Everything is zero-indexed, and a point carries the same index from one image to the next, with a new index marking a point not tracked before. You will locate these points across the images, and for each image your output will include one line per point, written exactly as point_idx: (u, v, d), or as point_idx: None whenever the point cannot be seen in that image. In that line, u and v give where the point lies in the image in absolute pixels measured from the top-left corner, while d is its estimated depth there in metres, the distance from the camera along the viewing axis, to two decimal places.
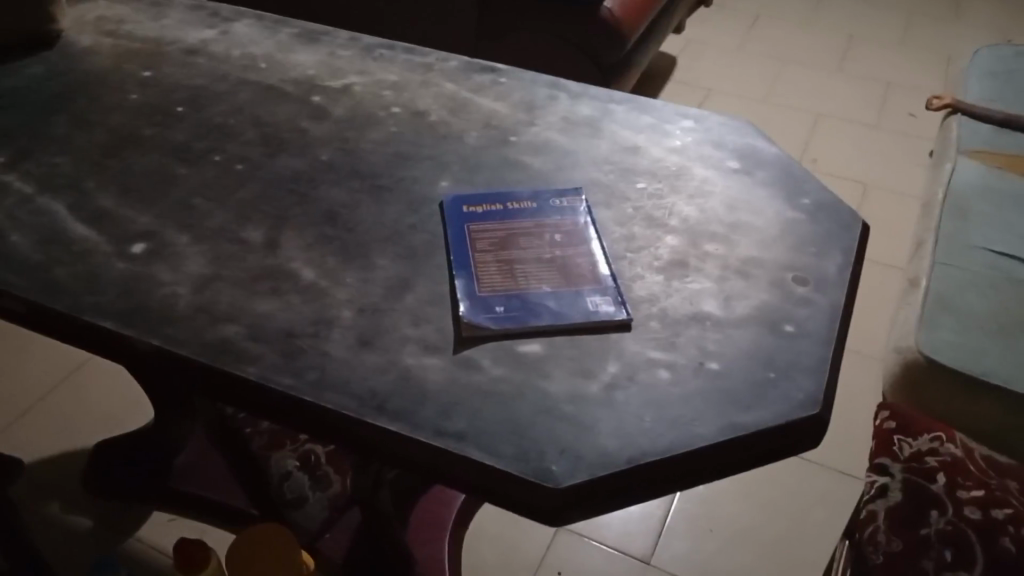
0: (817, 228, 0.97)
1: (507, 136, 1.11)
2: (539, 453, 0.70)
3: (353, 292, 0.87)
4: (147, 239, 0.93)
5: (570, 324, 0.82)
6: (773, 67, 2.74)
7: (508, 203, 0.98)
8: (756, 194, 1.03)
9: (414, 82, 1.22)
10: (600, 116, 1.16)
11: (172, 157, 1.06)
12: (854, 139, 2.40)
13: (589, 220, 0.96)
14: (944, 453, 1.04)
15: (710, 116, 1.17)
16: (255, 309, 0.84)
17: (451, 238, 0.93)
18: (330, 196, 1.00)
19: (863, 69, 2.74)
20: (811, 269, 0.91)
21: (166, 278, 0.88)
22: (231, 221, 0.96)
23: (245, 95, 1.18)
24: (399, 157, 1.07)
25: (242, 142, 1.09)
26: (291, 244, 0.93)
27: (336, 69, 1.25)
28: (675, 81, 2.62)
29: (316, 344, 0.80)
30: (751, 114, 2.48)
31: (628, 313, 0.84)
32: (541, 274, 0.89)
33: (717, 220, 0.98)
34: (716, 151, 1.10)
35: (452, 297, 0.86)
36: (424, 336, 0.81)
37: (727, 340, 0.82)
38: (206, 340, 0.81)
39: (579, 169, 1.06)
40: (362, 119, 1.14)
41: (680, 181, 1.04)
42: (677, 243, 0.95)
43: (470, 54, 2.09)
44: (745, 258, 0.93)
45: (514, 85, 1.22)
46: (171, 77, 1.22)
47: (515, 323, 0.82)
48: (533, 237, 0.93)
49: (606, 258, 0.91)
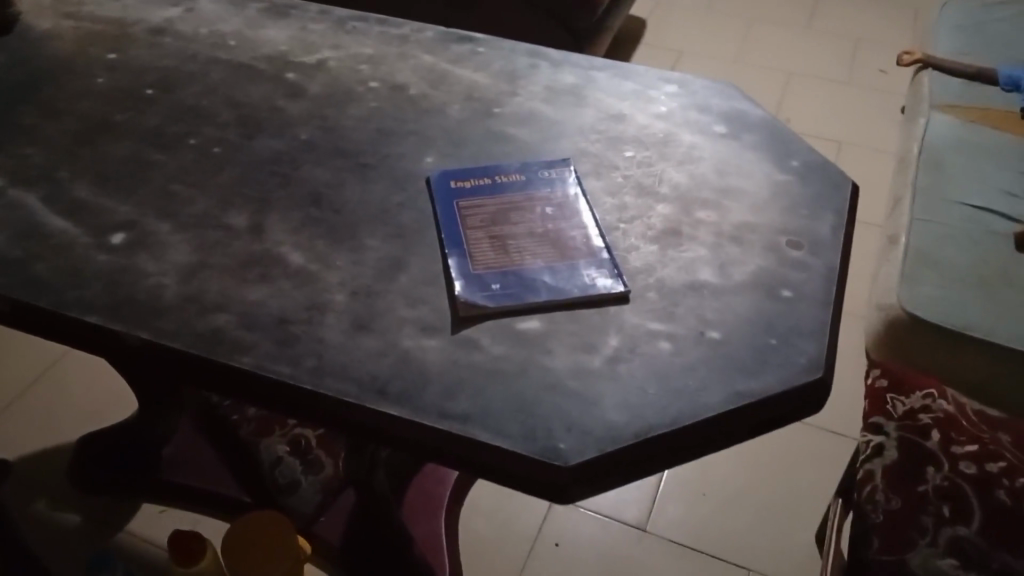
0: (809, 190, 0.97)
1: (490, 108, 1.09)
2: (546, 429, 0.70)
3: (345, 274, 0.85)
4: (127, 229, 0.90)
5: (568, 299, 0.82)
6: (742, 28, 2.72)
7: (496, 178, 0.97)
8: (745, 157, 1.02)
9: (390, 54, 1.19)
10: (583, 83, 1.14)
11: (146, 143, 1.03)
12: (826, 98, 2.39)
13: (579, 192, 0.95)
14: (937, 409, 1.05)
15: (693, 79, 1.16)
16: (246, 297, 0.82)
17: (441, 215, 0.91)
18: (314, 176, 0.98)
19: (832, 25, 2.73)
20: (805, 231, 0.91)
21: (150, 268, 0.86)
22: (213, 207, 0.93)
23: (217, 74, 1.15)
24: (381, 133, 1.05)
25: (217, 124, 1.06)
26: (277, 227, 0.90)
27: (309, 45, 1.21)
28: (646, 45, 2.60)
29: (311, 330, 0.79)
30: (724, 75, 2.47)
31: (625, 285, 0.83)
32: (535, 248, 0.88)
33: (707, 186, 0.97)
34: (703, 115, 1.09)
35: (447, 276, 0.84)
36: (422, 317, 0.80)
37: (726, 307, 0.82)
38: (198, 331, 0.79)
39: (566, 139, 1.04)
40: (341, 96, 1.11)
41: (668, 148, 1.03)
42: (670, 211, 0.94)
43: (439, 23, 2.05)
44: (738, 223, 0.92)
45: (494, 55, 1.20)
46: (139, 59, 1.18)
47: (513, 300, 0.81)
48: (524, 211, 0.92)
49: (599, 230, 0.90)
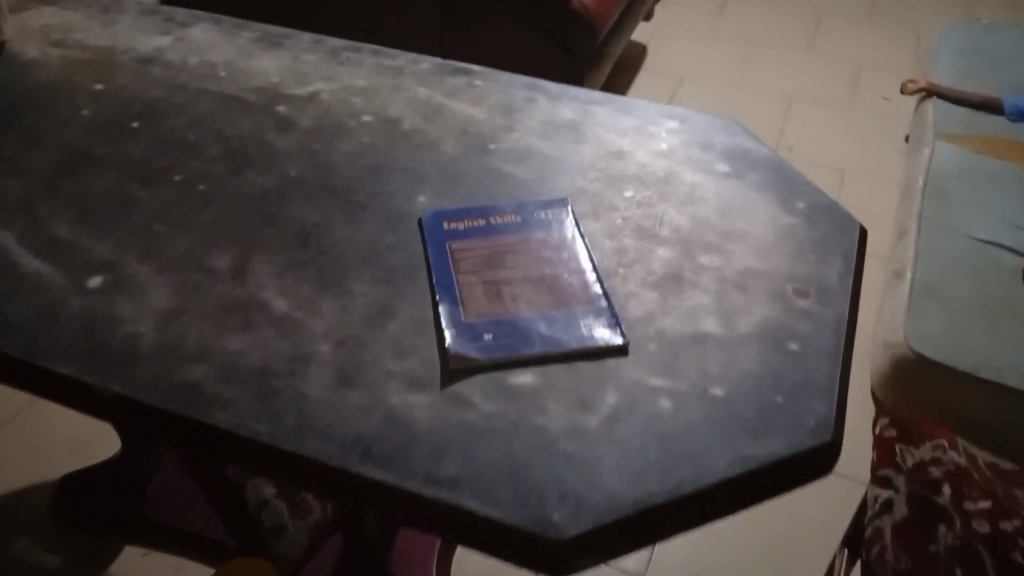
0: (816, 234, 0.93)
1: (485, 143, 1.06)
2: (539, 497, 0.66)
3: (331, 322, 0.81)
4: (106, 270, 0.87)
5: (564, 350, 0.78)
6: (743, 51, 2.69)
7: (491, 218, 0.93)
8: (749, 198, 0.98)
9: (384, 87, 1.16)
10: (582, 118, 1.11)
11: (128, 178, 0.99)
12: (828, 125, 2.35)
13: (577, 234, 0.92)
14: (948, 461, 1.02)
15: (694, 114, 1.12)
16: (225, 347, 0.78)
17: (432, 258, 0.88)
18: (303, 214, 0.94)
19: (834, 51, 2.70)
20: (812, 278, 0.87)
21: (127, 313, 0.82)
22: (195, 247, 0.89)
23: (205, 106, 1.11)
24: (373, 169, 1.01)
25: (204, 158, 1.02)
26: (261, 270, 0.87)
27: (301, 76, 1.18)
28: (647, 69, 2.57)
29: (293, 384, 0.75)
30: (725, 101, 2.43)
31: (624, 336, 0.80)
32: (530, 295, 0.84)
33: (709, 228, 0.94)
34: (705, 153, 1.05)
35: (438, 324, 0.80)
36: (410, 370, 0.76)
37: (730, 361, 0.78)
38: (174, 384, 0.75)
39: (563, 177, 1.01)
40: (333, 129, 1.08)
41: (670, 187, 0.99)
42: (671, 255, 0.90)
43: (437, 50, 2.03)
44: (742, 269, 0.88)
45: (491, 88, 1.16)
46: (126, 89, 1.15)
47: (506, 351, 0.77)
48: (519, 254, 0.88)
49: (598, 276, 0.87)
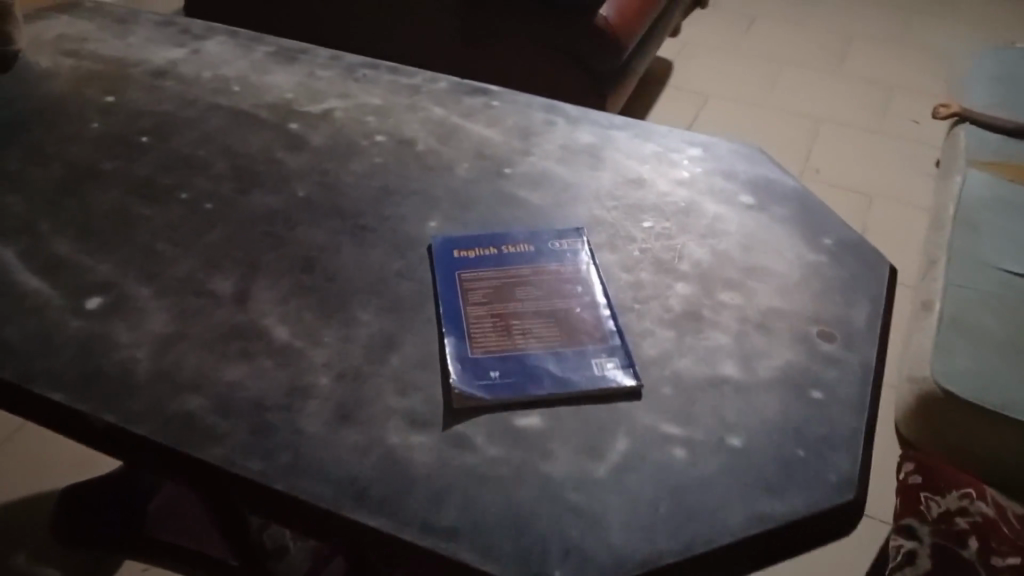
0: (842, 272, 0.89)
1: (500, 167, 1.03)
2: (542, 552, 0.62)
3: (333, 352, 0.78)
4: (105, 291, 0.84)
5: (573, 392, 0.74)
6: (770, 71, 2.64)
7: (504, 247, 0.90)
8: (773, 231, 0.94)
9: (399, 106, 1.13)
10: (601, 143, 1.08)
11: (133, 194, 0.97)
12: (856, 149, 2.30)
13: (592, 266, 0.88)
14: (975, 512, 0.98)
15: (718, 142, 1.09)
16: (222, 377, 0.75)
17: (440, 288, 0.84)
18: (309, 236, 0.91)
19: (863, 72, 2.64)
20: (838, 321, 0.83)
21: (123, 338, 0.79)
22: (196, 268, 0.86)
23: (216, 122, 1.09)
24: (384, 192, 0.98)
25: (211, 176, 1.00)
26: (262, 295, 0.83)
27: (315, 92, 1.16)
28: (671, 87, 2.53)
29: (290, 419, 0.72)
30: (749, 122, 2.38)
31: (637, 378, 0.76)
32: (540, 330, 0.80)
33: (730, 263, 0.90)
34: (728, 183, 1.02)
35: (443, 359, 0.77)
36: (412, 408, 0.73)
37: (749, 409, 0.74)
38: (167, 415, 0.72)
39: (580, 205, 0.97)
40: (345, 149, 1.05)
41: (690, 219, 0.96)
42: (690, 291, 0.86)
43: None
44: (764, 308, 0.84)
45: (509, 109, 1.14)
46: (137, 103, 1.13)
47: (513, 391, 0.74)
48: (530, 286, 0.85)
49: (612, 311, 0.83)
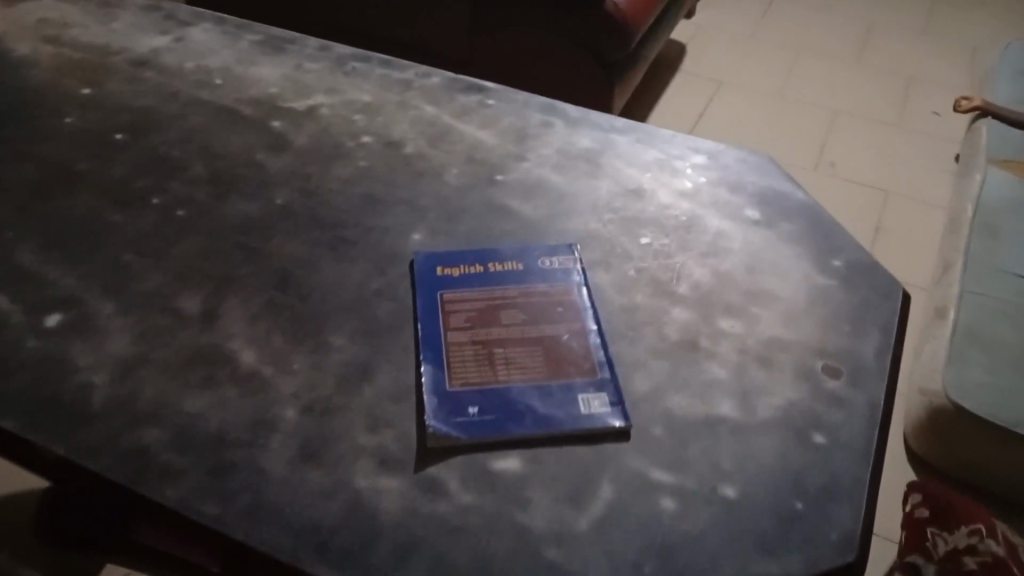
0: (853, 299, 0.83)
1: (493, 173, 0.97)
2: None
3: (301, 382, 0.73)
4: (66, 307, 0.79)
5: (556, 433, 0.69)
6: (785, 59, 2.55)
7: (490, 264, 0.84)
8: (780, 251, 0.88)
9: (389, 104, 1.07)
10: (601, 148, 1.02)
11: (104, 198, 0.91)
12: (872, 141, 2.22)
13: (583, 288, 0.83)
14: (984, 551, 0.94)
15: (725, 150, 1.02)
16: (182, 408, 0.71)
17: (420, 311, 0.79)
18: (285, 249, 0.85)
19: (883, 61, 2.55)
20: (847, 354, 0.77)
21: (82, 361, 0.75)
22: (164, 284, 0.81)
23: (196, 118, 1.03)
24: (366, 199, 0.92)
25: (187, 179, 0.94)
26: (231, 316, 0.78)
27: (302, 87, 1.09)
28: (684, 73, 2.44)
29: (252, 458, 0.67)
30: (764, 111, 2.30)
31: (626, 417, 0.71)
32: (524, 361, 0.75)
33: (733, 287, 0.84)
34: (734, 196, 0.95)
35: (418, 391, 0.72)
36: (382, 447, 0.68)
37: (745, 454, 0.69)
38: (122, 450, 0.68)
39: (575, 218, 0.91)
40: (329, 150, 0.99)
41: (691, 235, 0.90)
42: (688, 317, 0.80)
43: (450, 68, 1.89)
44: (767, 339, 0.79)
45: (504, 109, 1.07)
46: (115, 95, 1.06)
47: (490, 431, 0.69)
48: (517, 309, 0.79)
49: (602, 339, 0.78)
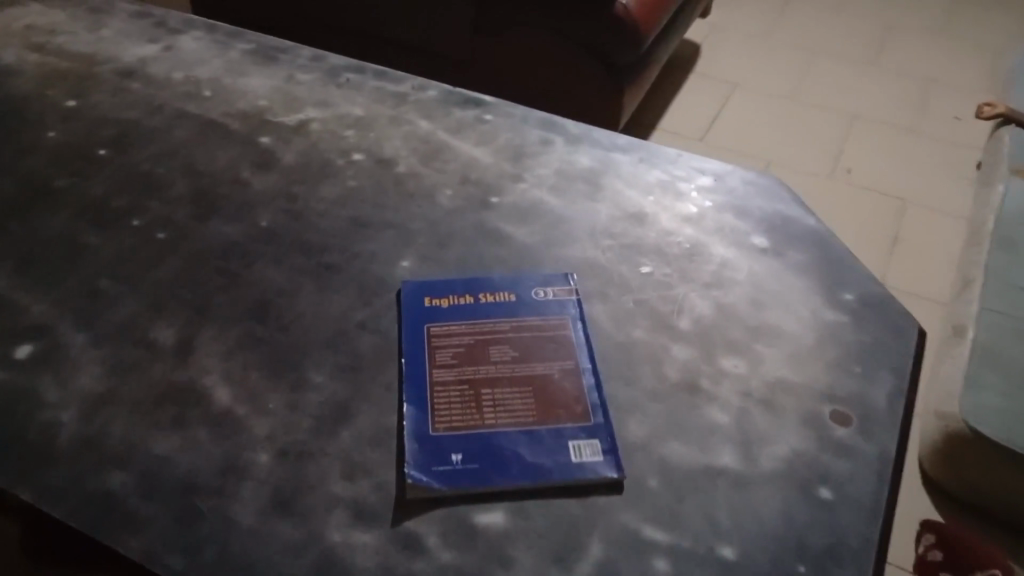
0: (863, 338, 0.78)
1: (487, 195, 0.93)
2: None
3: (277, 423, 0.69)
4: (37, 337, 0.75)
5: (544, 484, 0.65)
6: (800, 61, 2.48)
7: (481, 294, 0.80)
8: (788, 283, 0.84)
9: (382, 118, 1.03)
10: (602, 168, 0.97)
11: (81, 218, 0.87)
12: (890, 146, 2.15)
13: (579, 322, 0.78)
14: None
15: (732, 172, 0.98)
16: (152, 450, 0.67)
17: (405, 347, 0.75)
18: (266, 276, 0.82)
19: (901, 63, 2.49)
20: (855, 399, 0.74)
21: (50, 396, 0.71)
22: (138, 313, 0.78)
23: (181, 133, 0.99)
24: (353, 223, 0.88)
25: (168, 198, 0.90)
26: (207, 349, 0.75)
27: (292, 99, 1.05)
28: (696, 74, 2.39)
29: (220, 507, 0.63)
30: (778, 114, 2.24)
31: (619, 468, 0.67)
32: (512, 403, 0.71)
33: (736, 322, 0.79)
34: (740, 222, 0.91)
35: (399, 435, 0.68)
36: (359, 497, 0.64)
37: (746, 509, 0.65)
38: (87, 496, 0.64)
39: (571, 244, 0.87)
40: (317, 168, 0.95)
41: (694, 264, 0.85)
42: (688, 355, 0.76)
43: (448, 80, 1.80)
44: (771, 381, 0.74)
45: (501, 125, 1.03)
46: (99, 107, 1.03)
47: (474, 482, 0.65)
48: (507, 345, 0.75)
49: (597, 379, 0.73)
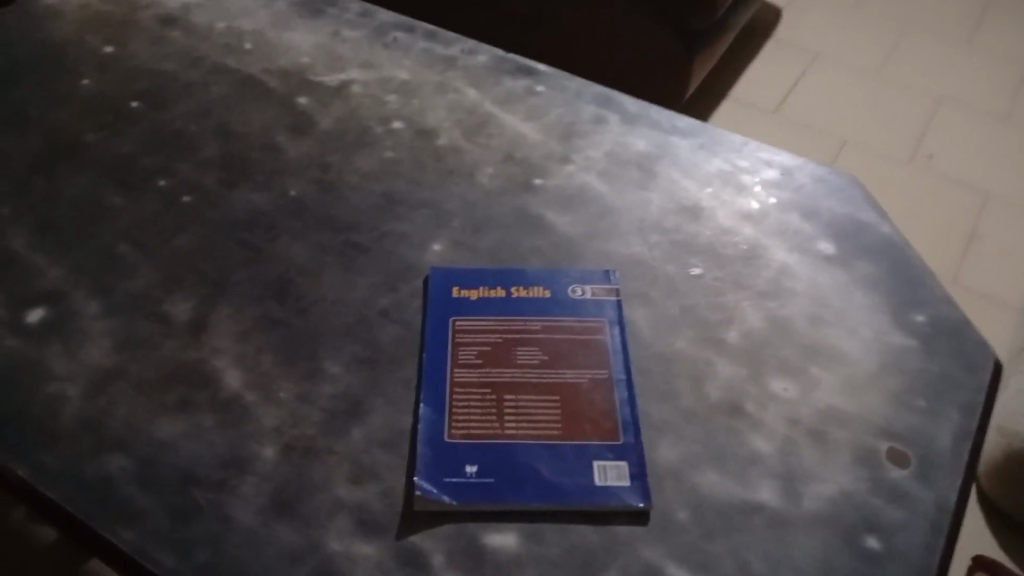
0: (930, 368, 0.71)
1: (531, 177, 0.87)
2: None
3: (285, 415, 0.65)
4: (50, 303, 0.73)
5: (562, 507, 0.60)
6: (889, 34, 2.32)
7: (515, 288, 0.74)
8: (851, 298, 0.77)
9: (428, 84, 0.97)
10: (658, 153, 0.90)
11: (107, 179, 0.84)
12: (979, 132, 2.00)
13: (616, 328, 0.72)
14: None
15: (801, 167, 0.90)
16: (153, 435, 0.64)
17: (428, 341, 0.70)
18: (290, 253, 0.78)
19: (1000, 43, 2.30)
20: (914, 438, 0.67)
21: (58, 368, 0.68)
22: (153, 284, 0.75)
23: (218, 90, 0.95)
24: (387, 200, 0.83)
25: (197, 161, 0.87)
26: (221, 328, 0.71)
27: (336, 58, 1.00)
28: (775, 41, 2.25)
29: (218, 502, 0.60)
30: (859, 90, 2.11)
31: (645, 496, 0.61)
32: (536, 412, 0.65)
33: (789, 339, 0.73)
34: (806, 224, 0.83)
35: (412, 439, 0.64)
36: (363, 504, 0.60)
37: (780, 554, 0.59)
38: (84, 480, 0.61)
39: (617, 237, 0.81)
40: (355, 136, 0.90)
41: (750, 269, 0.78)
42: (733, 374, 0.70)
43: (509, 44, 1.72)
44: (823, 409, 0.68)
45: (554, 99, 0.97)
46: (136, 57, 0.99)
47: (486, 499, 0.60)
48: (536, 347, 0.70)
49: (630, 394, 0.67)
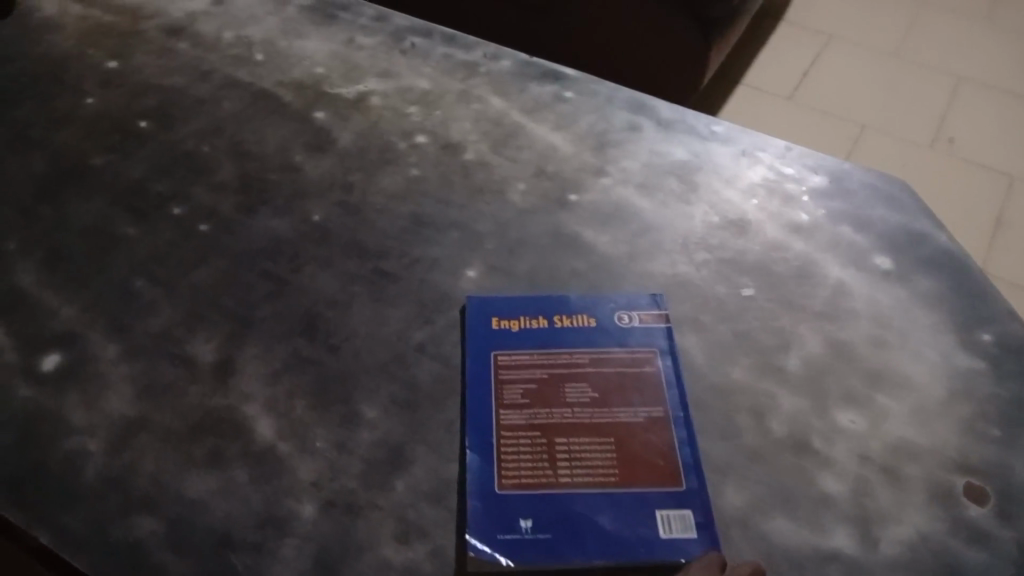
0: (1003, 393, 0.67)
1: (565, 192, 0.82)
2: None
3: (323, 467, 0.61)
4: (66, 346, 0.69)
5: (624, 563, 0.56)
6: (906, 13, 2.26)
7: (558, 319, 0.70)
8: (913, 317, 0.72)
9: (451, 93, 0.92)
10: (697, 162, 0.86)
11: (118, 206, 0.80)
12: (1002, 114, 1.95)
13: (668, 359, 0.68)
14: None
15: (848, 173, 0.86)
16: (185, 492, 0.60)
17: (469, 380, 0.66)
18: (317, 284, 0.73)
19: (1019, 20, 2.25)
20: (992, 471, 0.62)
21: (77, 420, 0.64)
22: (175, 323, 0.70)
23: (230, 105, 0.90)
24: (415, 222, 0.78)
25: (212, 185, 0.82)
26: (250, 371, 0.67)
27: (352, 68, 0.95)
28: (789, 23, 2.19)
29: (257, 567, 0.56)
30: (878, 72, 2.05)
31: (713, 548, 0.57)
32: (589, 457, 0.61)
33: (851, 365, 0.69)
34: (859, 236, 0.79)
35: (460, 491, 0.60)
36: (413, 565, 0.56)
37: None
38: (111, 544, 0.57)
39: (662, 256, 0.76)
40: (377, 152, 0.85)
41: (804, 288, 0.74)
42: (796, 407, 0.66)
43: None
44: (894, 443, 0.64)
45: (584, 105, 0.92)
46: (142, 71, 0.94)
47: (544, 556, 0.56)
48: (585, 384, 0.65)
49: (688, 433, 0.63)
